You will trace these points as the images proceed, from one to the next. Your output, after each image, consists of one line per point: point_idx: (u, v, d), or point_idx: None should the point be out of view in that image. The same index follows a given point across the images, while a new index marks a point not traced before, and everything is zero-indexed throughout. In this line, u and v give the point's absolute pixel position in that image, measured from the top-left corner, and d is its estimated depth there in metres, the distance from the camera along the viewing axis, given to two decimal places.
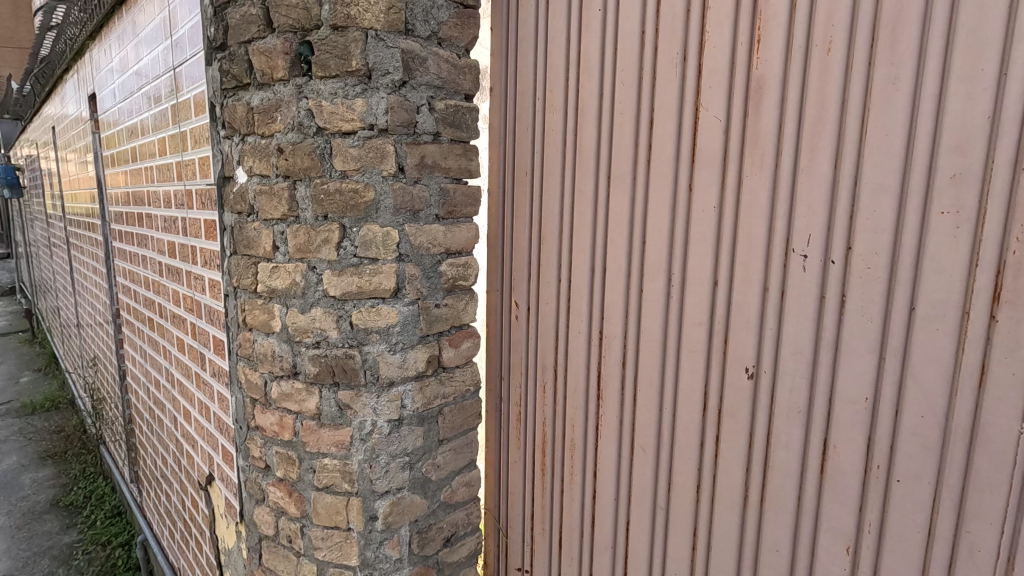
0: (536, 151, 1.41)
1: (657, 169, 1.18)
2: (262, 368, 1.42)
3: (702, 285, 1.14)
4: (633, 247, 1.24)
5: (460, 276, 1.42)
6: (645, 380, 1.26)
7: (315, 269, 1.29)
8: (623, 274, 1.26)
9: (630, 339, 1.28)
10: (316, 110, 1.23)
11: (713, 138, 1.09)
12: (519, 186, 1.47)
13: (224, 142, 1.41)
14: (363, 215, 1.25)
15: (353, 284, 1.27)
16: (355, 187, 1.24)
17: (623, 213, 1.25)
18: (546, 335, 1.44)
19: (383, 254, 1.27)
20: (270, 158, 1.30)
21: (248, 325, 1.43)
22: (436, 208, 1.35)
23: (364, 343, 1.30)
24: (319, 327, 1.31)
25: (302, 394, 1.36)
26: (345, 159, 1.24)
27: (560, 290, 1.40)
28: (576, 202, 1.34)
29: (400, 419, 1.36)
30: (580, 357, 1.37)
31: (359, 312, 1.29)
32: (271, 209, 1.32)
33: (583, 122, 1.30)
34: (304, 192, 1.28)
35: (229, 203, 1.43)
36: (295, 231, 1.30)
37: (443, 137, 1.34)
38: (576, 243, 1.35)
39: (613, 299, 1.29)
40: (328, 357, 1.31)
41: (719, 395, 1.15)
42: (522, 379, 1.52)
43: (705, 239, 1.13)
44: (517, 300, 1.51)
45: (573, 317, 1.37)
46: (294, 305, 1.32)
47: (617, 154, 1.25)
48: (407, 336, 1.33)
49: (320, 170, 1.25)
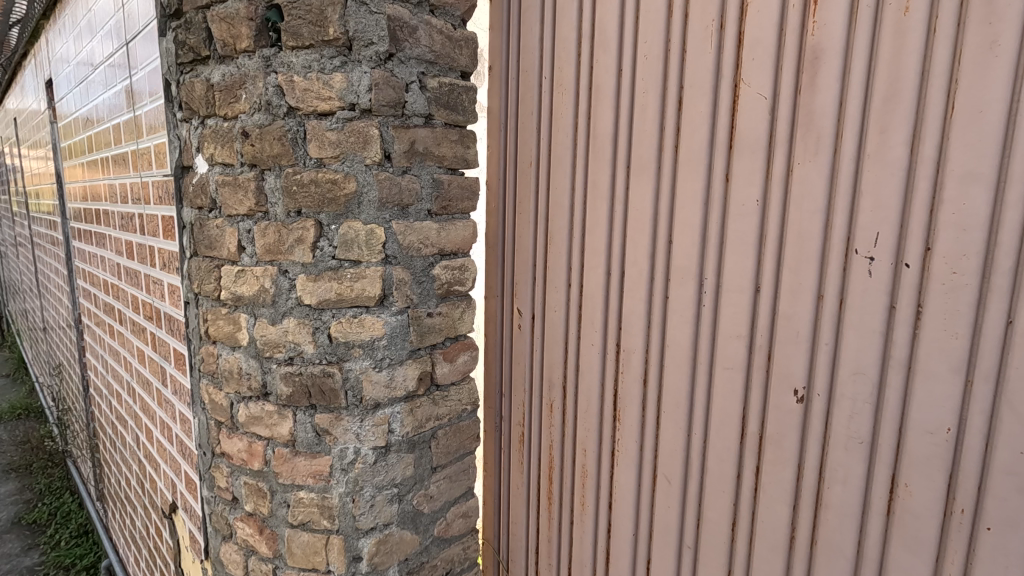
0: (542, 138, 1.24)
1: (687, 157, 1.01)
2: (226, 387, 1.23)
3: (741, 293, 0.98)
4: (657, 248, 1.08)
5: (455, 281, 1.24)
6: (671, 401, 1.09)
7: (287, 273, 1.11)
8: (646, 278, 1.10)
9: (653, 353, 1.11)
10: (286, 86, 1.04)
11: (756, 119, 0.93)
12: (522, 178, 1.29)
13: (182, 126, 1.22)
14: (342, 211, 1.07)
15: (331, 291, 1.09)
16: (333, 178, 1.06)
17: (645, 208, 1.08)
18: (554, 347, 1.27)
19: (367, 256, 1.09)
20: (233, 144, 1.11)
21: (211, 337, 1.24)
22: (428, 203, 1.17)
23: (345, 360, 1.12)
24: (292, 341, 1.12)
25: (273, 418, 1.17)
26: (322, 145, 1.06)
27: (569, 296, 1.23)
28: (589, 195, 1.17)
29: (388, 446, 1.18)
30: (593, 373, 1.20)
31: (338, 323, 1.11)
32: (236, 204, 1.13)
33: (598, 104, 1.13)
34: (273, 183, 1.09)
35: (188, 197, 1.23)
36: (263, 229, 1.11)
37: (436, 121, 1.16)
38: (588, 242, 1.18)
39: (632, 308, 1.13)
40: (303, 376, 1.13)
41: (761, 421, 0.98)
42: (526, 396, 1.35)
43: (745, 239, 0.96)
44: (520, 307, 1.34)
45: (586, 327, 1.20)
46: (264, 315, 1.14)
47: (639, 140, 1.08)
48: (394, 350, 1.15)
49: (292, 158, 1.06)
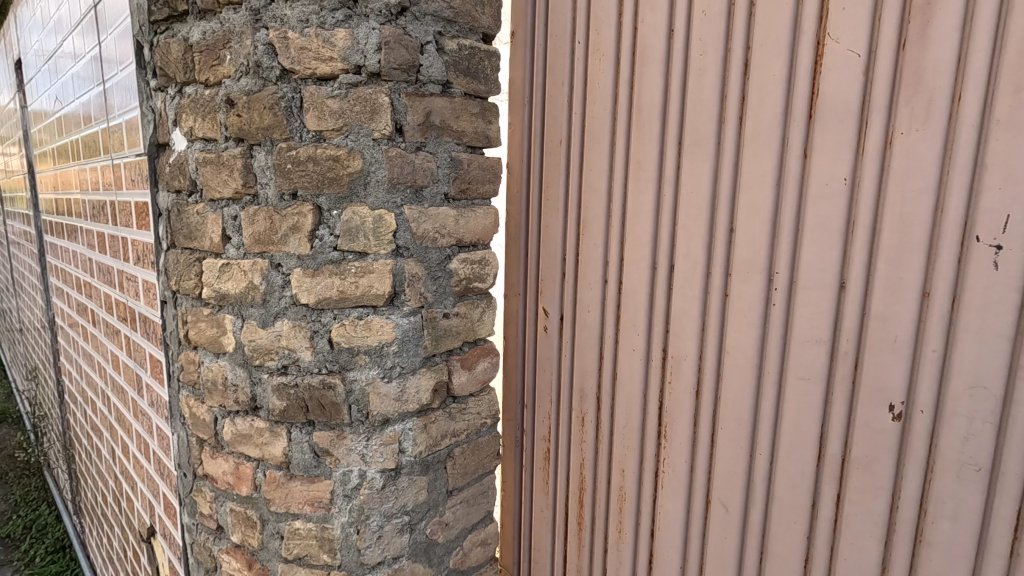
0: (574, 112, 1.08)
1: (754, 130, 0.86)
2: (210, 400, 1.06)
3: (822, 289, 0.82)
4: (715, 237, 0.92)
5: (475, 277, 1.08)
6: (730, 416, 0.94)
7: (280, 267, 0.94)
8: (700, 273, 0.94)
9: (709, 360, 0.95)
10: (278, 44, 0.88)
11: (846, 80, 0.77)
12: (550, 160, 1.13)
13: (156, 96, 1.04)
14: (345, 193, 0.91)
15: (332, 289, 0.93)
16: (335, 154, 0.90)
17: (701, 190, 0.93)
18: (587, 352, 1.12)
19: (374, 247, 0.93)
20: (216, 115, 0.94)
21: (191, 342, 1.07)
22: (444, 185, 1.00)
23: (348, 369, 0.96)
24: (286, 347, 0.96)
25: (264, 437, 1.01)
26: (322, 116, 0.89)
27: (606, 294, 1.07)
28: (631, 177, 1.01)
29: (397, 469, 1.02)
30: (634, 382, 1.05)
31: (340, 326, 0.95)
32: (220, 185, 0.96)
33: (643, 71, 0.97)
34: (264, 161, 0.93)
35: (164, 180, 1.06)
36: (252, 215, 0.94)
37: (454, 89, 1.00)
38: (630, 232, 1.02)
39: (684, 308, 0.97)
40: (299, 388, 0.97)
41: (845, 441, 0.83)
42: (552, 408, 1.19)
43: (829, 225, 0.81)
44: (546, 307, 1.18)
45: (625, 330, 1.05)
46: (252, 318, 0.97)
47: (694, 111, 0.92)
48: (405, 357, 0.98)
49: (286, 130, 0.90)
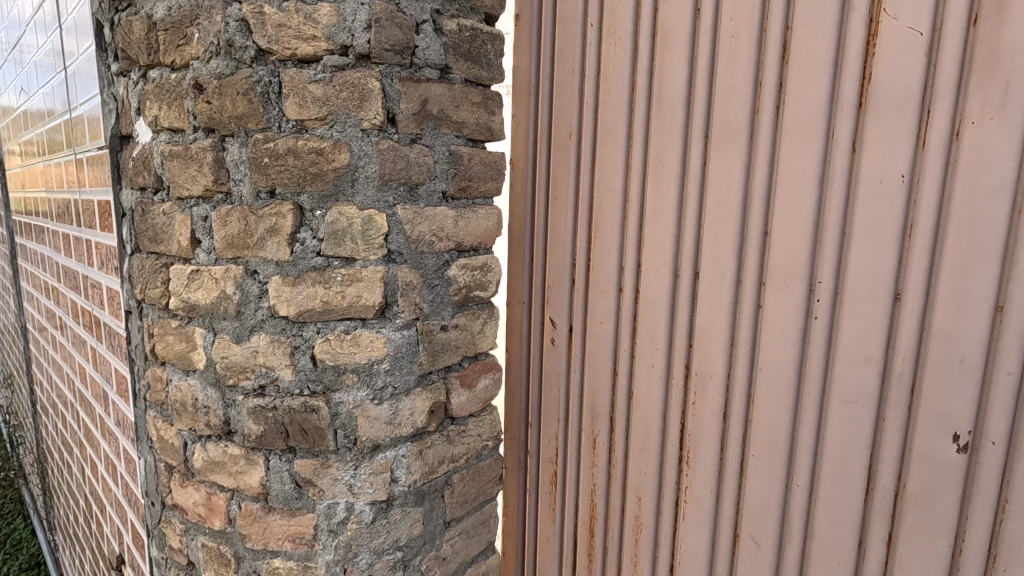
0: (586, 102, 0.98)
1: (794, 121, 0.76)
2: (178, 423, 0.94)
3: (874, 302, 0.72)
4: (747, 241, 0.82)
5: (476, 285, 0.97)
6: (763, 442, 0.84)
7: (256, 275, 0.83)
8: (730, 281, 0.84)
9: (739, 379, 0.85)
10: (253, 20, 0.77)
11: (906, 62, 0.67)
12: (559, 156, 1.03)
13: (118, 81, 0.93)
14: (330, 191, 0.81)
15: (315, 299, 0.82)
16: (318, 147, 0.79)
17: (732, 189, 0.82)
18: (599, 368, 1.01)
19: (363, 252, 0.82)
20: (183, 101, 0.83)
21: (158, 358, 0.96)
22: (443, 183, 0.90)
23: (333, 390, 0.85)
24: (264, 365, 0.85)
25: (239, 465, 0.90)
26: (303, 103, 0.79)
27: (621, 303, 0.97)
28: (651, 174, 0.91)
29: (389, 500, 0.91)
30: (653, 400, 0.95)
31: (324, 342, 0.84)
32: (188, 182, 0.85)
33: (665, 55, 0.87)
34: (237, 154, 0.81)
35: (127, 176, 0.95)
36: (224, 215, 0.83)
37: (453, 75, 0.89)
38: (649, 235, 0.92)
39: (710, 320, 0.87)
40: (278, 412, 0.86)
41: (899, 476, 0.73)
42: (560, 427, 1.09)
43: (882, 228, 0.71)
44: (554, 317, 1.07)
45: (643, 344, 0.95)
46: (224, 332, 0.86)
47: (723, 101, 0.82)
48: (398, 376, 0.88)
49: (262, 119, 0.79)
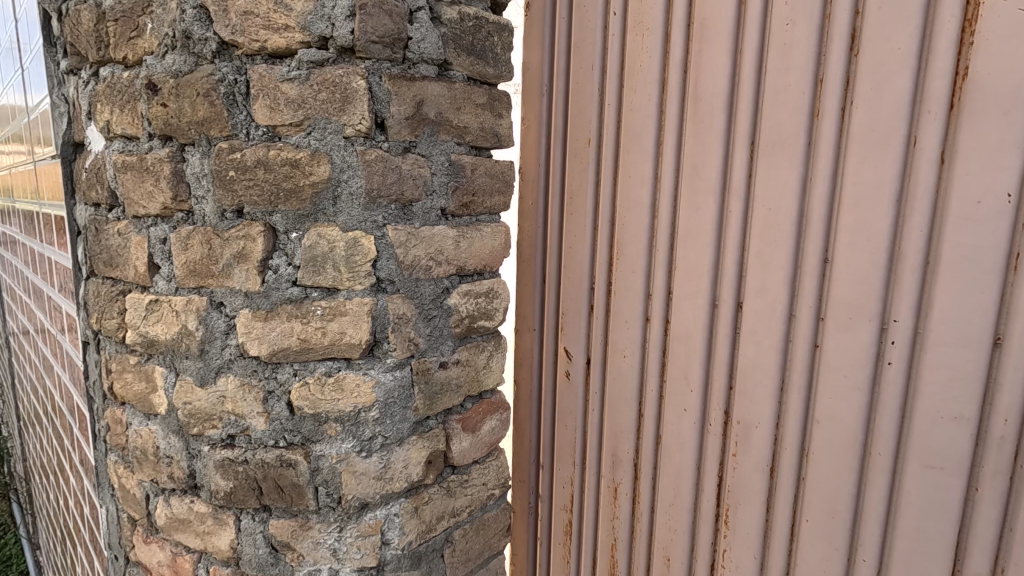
0: (608, 103, 0.85)
1: (862, 126, 0.63)
2: (139, 473, 0.82)
3: (967, 349, 0.59)
4: (802, 269, 0.69)
5: (480, 314, 0.84)
6: (819, 508, 0.71)
7: (222, 307, 0.71)
8: (781, 316, 0.71)
9: (791, 430, 0.72)
10: (213, 7, 0.64)
11: (1016, 53, 0.53)
12: (575, 164, 0.90)
13: (69, 81, 0.81)
14: (307, 211, 0.69)
15: (291, 337, 0.70)
16: (293, 158, 0.67)
17: (784, 207, 0.69)
18: (621, 407, 0.89)
19: (348, 281, 0.70)
20: (136, 104, 0.70)
21: (117, 397, 0.83)
22: (442, 198, 0.77)
23: (313, 441, 0.73)
24: (232, 412, 0.73)
25: (206, 524, 0.77)
26: (275, 106, 0.66)
27: (648, 335, 0.84)
28: (685, 187, 0.78)
29: (380, 566, 0.78)
30: (685, 449, 0.82)
31: (302, 386, 0.72)
32: (144, 199, 0.72)
33: (702, 49, 0.74)
34: (198, 166, 0.69)
35: (80, 189, 0.82)
36: (184, 238, 0.71)
37: (453, 72, 0.77)
38: (682, 258, 0.79)
39: (756, 360, 0.74)
40: (249, 466, 0.74)
41: (996, 562, 0.59)
42: (576, 471, 0.96)
43: (981, 259, 0.57)
44: (569, 347, 0.94)
45: (674, 383, 0.82)
46: (187, 373, 0.74)
47: (774, 102, 0.69)
48: (389, 425, 0.75)
49: (226, 125, 0.67)
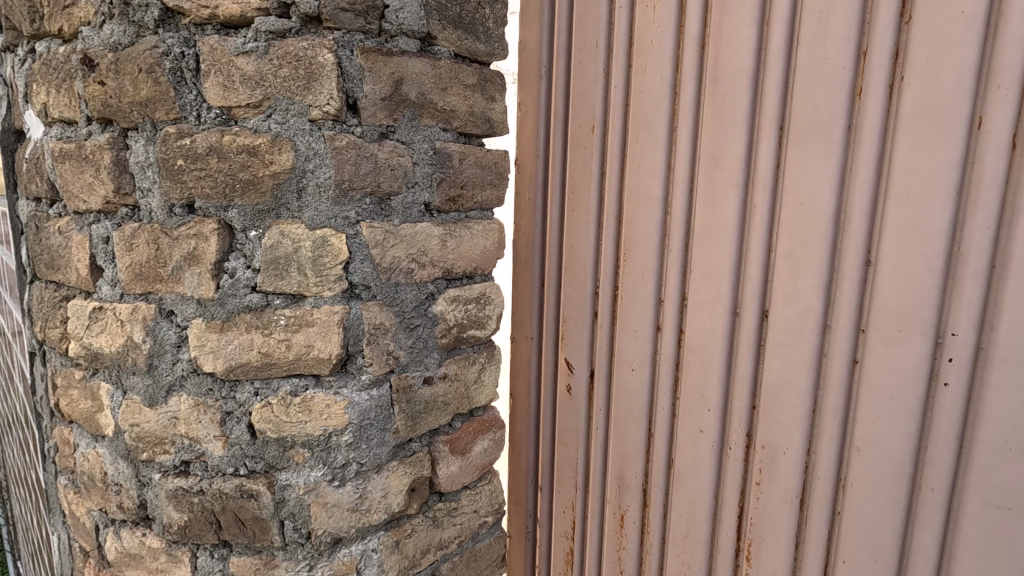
0: (614, 86, 0.75)
1: (915, 105, 0.53)
2: (88, 501, 0.73)
3: None
4: (840, 273, 0.59)
5: (470, 322, 0.75)
6: (858, 549, 0.61)
7: (173, 317, 0.62)
8: (814, 327, 0.62)
9: (824, 458, 0.63)
10: None
11: None
12: (577, 155, 0.81)
13: (6, 59, 0.71)
14: (268, 205, 0.60)
15: (250, 350, 0.61)
16: (251, 145, 0.58)
17: (819, 201, 0.60)
18: (628, 426, 0.79)
19: (316, 287, 0.61)
20: (73, 83, 0.61)
21: (64, 415, 0.74)
22: (425, 192, 0.68)
23: (278, 469, 0.64)
24: (186, 436, 0.64)
25: (159, 561, 0.68)
26: (229, 84, 0.57)
27: (659, 346, 0.75)
28: (703, 179, 0.68)
29: None
30: (702, 475, 0.73)
31: (264, 407, 0.63)
32: (83, 192, 0.63)
33: (724, 20, 0.65)
34: (143, 154, 0.60)
35: (21, 183, 0.73)
36: (129, 236, 0.62)
37: (438, 48, 0.67)
38: (699, 260, 0.69)
39: (784, 376, 0.64)
40: (205, 497, 0.65)
41: None
42: (578, 495, 0.87)
43: None
44: (570, 359, 0.85)
45: (688, 401, 0.73)
46: (134, 391, 0.64)
47: (809, 80, 0.59)
48: (365, 450, 0.66)
49: (173, 106, 0.57)
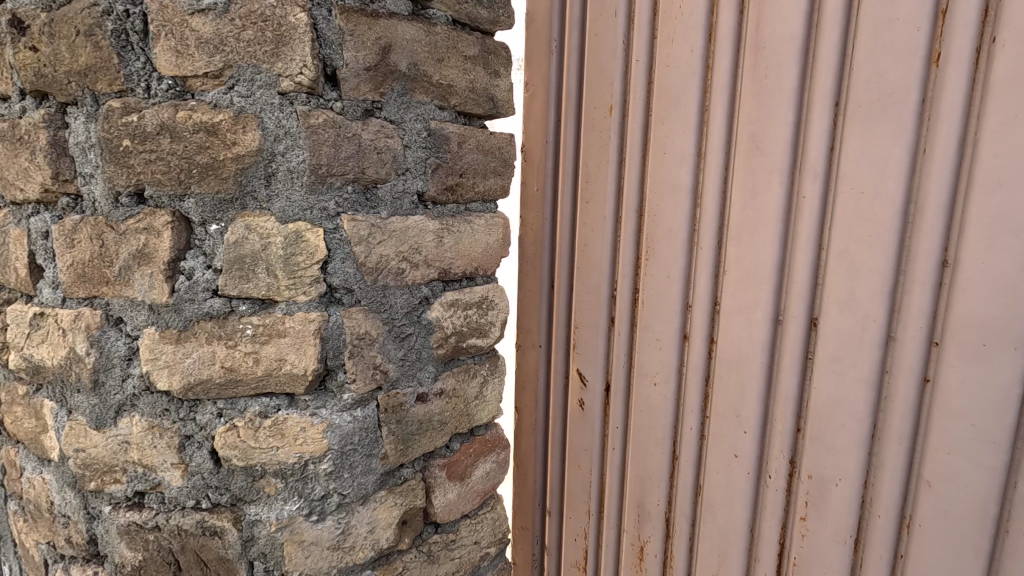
0: (635, 60, 0.66)
1: (1012, 70, 0.43)
2: (35, 533, 0.64)
3: None
4: (910, 276, 0.50)
5: (471, 330, 0.66)
6: None
7: (122, 325, 0.53)
8: (875, 339, 0.52)
9: (885, 493, 0.53)
10: None
11: None
12: (591, 140, 0.71)
13: None
14: (231, 194, 0.50)
15: (211, 365, 0.52)
16: (209, 122, 0.49)
17: (884, 189, 0.50)
18: (649, 448, 0.70)
19: (288, 291, 0.52)
20: (2, 51, 0.52)
21: (10, 434, 0.65)
22: (418, 179, 0.59)
23: (246, 502, 0.55)
24: (139, 463, 0.55)
25: None
26: (182, 48, 0.47)
27: (686, 357, 0.66)
28: (742, 165, 0.59)
29: None
30: (736, 508, 0.63)
31: (229, 431, 0.54)
32: (18, 179, 0.54)
33: None
34: (83, 134, 0.50)
35: None
36: (70, 231, 0.52)
37: (433, 12, 0.58)
38: (736, 259, 0.60)
39: (836, 396, 0.55)
40: (162, 535, 0.55)
41: None
42: (591, 522, 0.79)
43: None
44: (583, 370, 0.76)
45: (720, 421, 0.64)
46: (79, 412, 0.55)
47: (873, 44, 0.50)
48: (348, 479, 0.57)
49: (117, 76, 0.48)
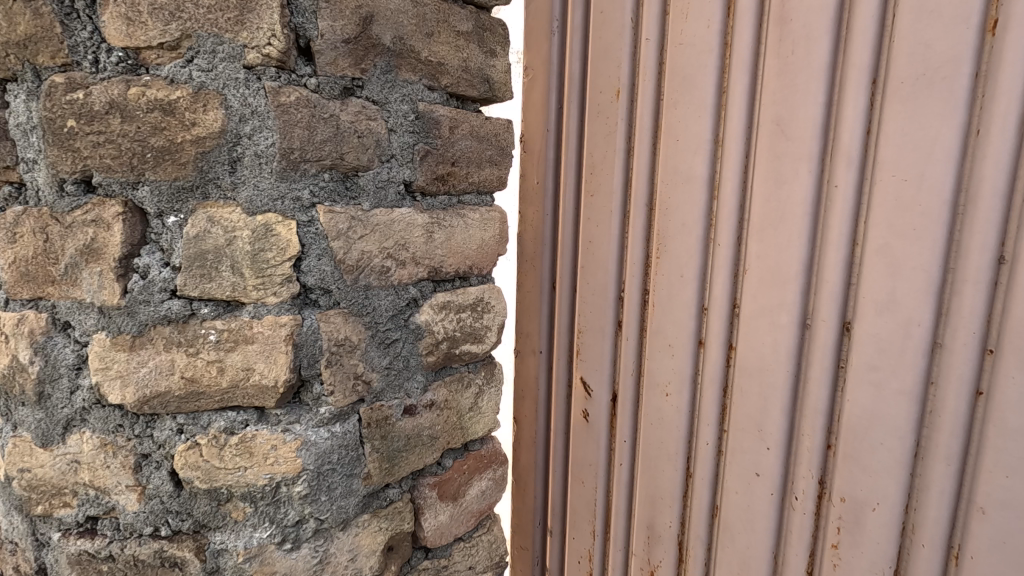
0: (645, 39, 0.60)
1: None
2: None
3: None
4: (960, 274, 0.44)
5: (464, 335, 0.60)
6: None
7: (70, 330, 0.47)
8: (919, 346, 0.46)
9: (930, 521, 0.47)
10: None
11: None
12: (595, 128, 0.66)
13: None
14: (190, 181, 0.44)
15: (169, 375, 0.46)
16: (165, 99, 0.43)
17: (932, 176, 0.44)
18: (661, 464, 0.64)
19: (256, 292, 0.46)
20: None
21: None
22: (405, 168, 0.53)
23: (211, 529, 0.49)
24: (91, 485, 0.49)
25: None
26: (134, 15, 0.41)
27: (702, 365, 0.60)
28: (765, 152, 0.53)
29: None
30: (757, 532, 0.57)
31: (190, 450, 0.48)
32: None
33: None
34: (24, 114, 0.44)
35: None
36: (9, 223, 0.45)
37: None
38: (758, 256, 0.54)
39: (873, 410, 0.49)
40: (117, 566, 0.49)
41: None
42: (596, 544, 0.72)
43: None
44: (588, 378, 0.70)
45: (740, 436, 0.58)
46: (23, 428, 0.48)
47: (918, 10, 0.44)
48: (326, 503, 0.52)
49: (60, 48, 0.41)
